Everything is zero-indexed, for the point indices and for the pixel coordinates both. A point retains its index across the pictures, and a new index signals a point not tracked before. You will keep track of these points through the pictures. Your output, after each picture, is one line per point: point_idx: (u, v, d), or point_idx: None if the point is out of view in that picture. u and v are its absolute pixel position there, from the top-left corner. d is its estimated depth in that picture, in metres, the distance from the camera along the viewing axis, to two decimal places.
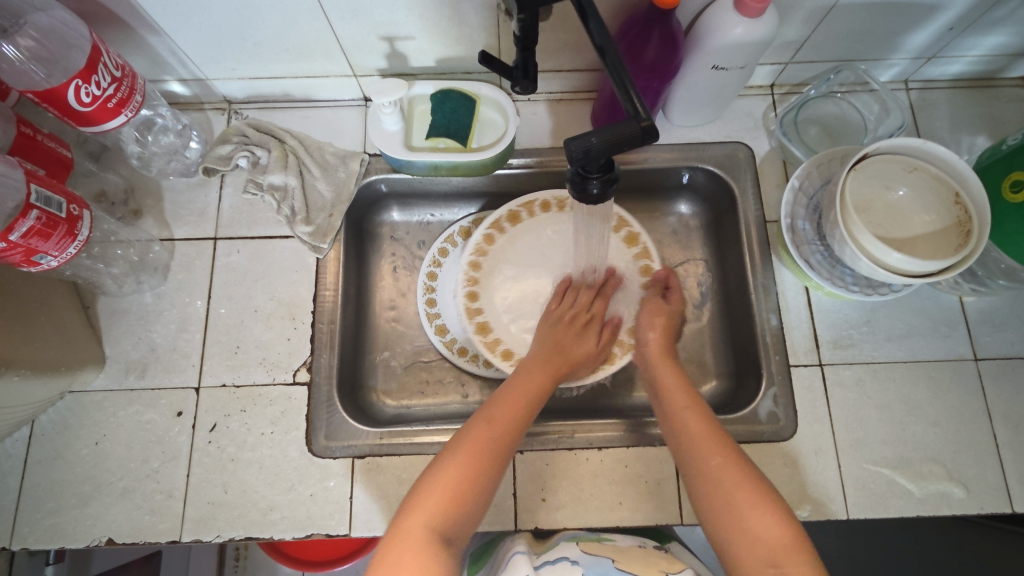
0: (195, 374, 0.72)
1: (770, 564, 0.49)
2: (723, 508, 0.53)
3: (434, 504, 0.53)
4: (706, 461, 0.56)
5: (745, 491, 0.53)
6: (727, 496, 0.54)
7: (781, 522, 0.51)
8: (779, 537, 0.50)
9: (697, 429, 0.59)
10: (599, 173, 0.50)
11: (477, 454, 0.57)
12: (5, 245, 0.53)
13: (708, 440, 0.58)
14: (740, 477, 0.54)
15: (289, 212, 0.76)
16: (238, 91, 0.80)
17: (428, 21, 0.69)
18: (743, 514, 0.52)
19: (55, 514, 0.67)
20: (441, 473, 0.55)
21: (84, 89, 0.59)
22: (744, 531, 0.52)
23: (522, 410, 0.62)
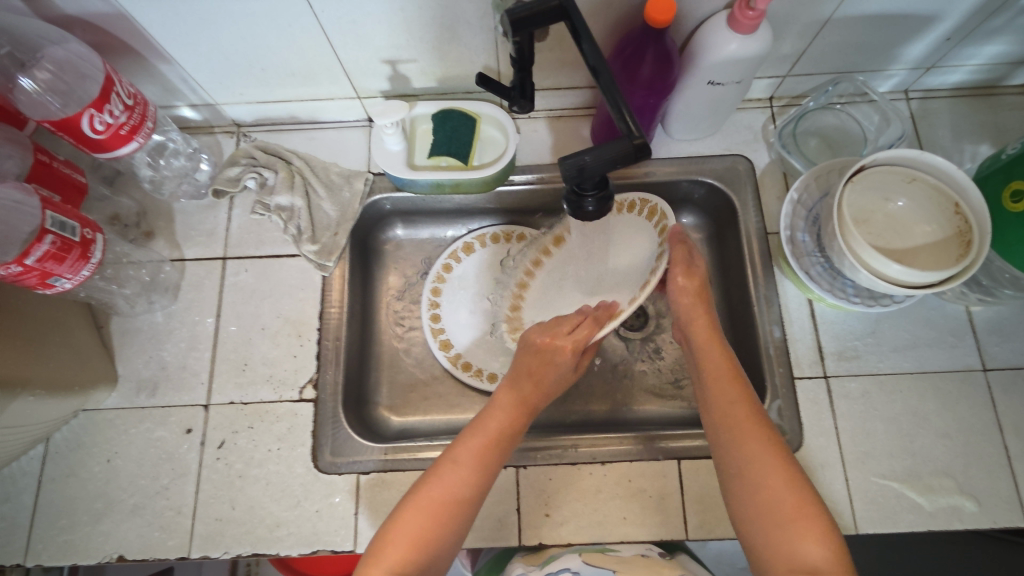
0: (203, 392, 0.74)
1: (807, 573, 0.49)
2: (767, 517, 0.52)
3: (465, 466, 0.56)
4: (751, 462, 0.54)
5: (790, 500, 0.51)
6: (769, 503, 0.52)
7: (823, 534, 0.50)
8: (816, 558, 0.49)
9: (747, 425, 0.56)
10: (593, 191, 0.51)
11: (505, 427, 0.59)
12: (21, 269, 0.55)
13: (754, 440, 0.55)
14: (785, 487, 0.52)
15: (295, 231, 0.78)
16: (247, 114, 0.82)
17: (428, 44, 0.70)
18: (787, 522, 0.51)
19: (68, 531, 0.69)
20: (473, 436, 0.58)
21: (98, 118, 0.61)
22: (786, 539, 0.50)
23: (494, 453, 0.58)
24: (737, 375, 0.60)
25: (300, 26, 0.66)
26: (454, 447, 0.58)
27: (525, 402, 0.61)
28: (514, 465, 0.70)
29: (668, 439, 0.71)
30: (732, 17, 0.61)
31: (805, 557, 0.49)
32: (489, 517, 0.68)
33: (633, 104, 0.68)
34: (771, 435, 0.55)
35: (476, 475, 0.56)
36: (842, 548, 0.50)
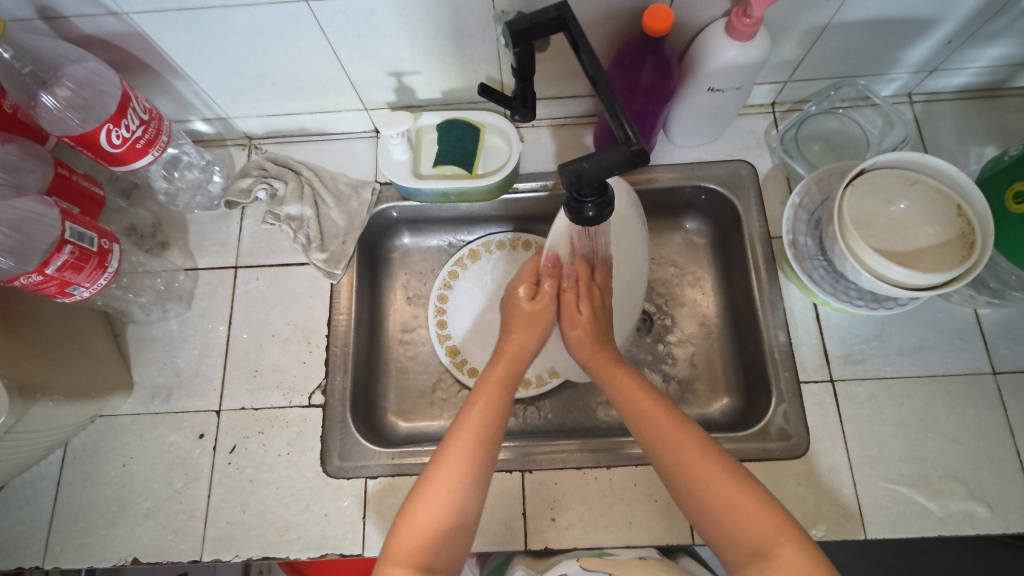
0: (216, 398, 0.76)
1: (757, 552, 0.48)
2: (712, 500, 0.52)
3: (448, 480, 0.55)
4: (683, 452, 0.54)
5: (727, 483, 0.52)
6: (705, 487, 0.52)
7: (764, 507, 0.50)
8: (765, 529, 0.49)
9: (667, 423, 0.57)
10: (593, 197, 0.52)
11: (484, 429, 0.58)
12: (41, 277, 0.57)
13: (679, 434, 0.56)
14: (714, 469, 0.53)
15: (305, 240, 0.80)
16: (258, 127, 0.85)
17: (432, 56, 0.72)
18: (723, 504, 0.51)
19: (84, 534, 0.70)
20: (449, 447, 0.57)
21: (115, 132, 0.63)
22: (730, 520, 0.50)
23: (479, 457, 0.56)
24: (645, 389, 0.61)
25: (307, 41, 0.68)
26: (436, 462, 0.56)
27: (497, 404, 0.61)
28: (520, 469, 0.70)
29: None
30: (730, 25, 0.62)
31: (754, 535, 0.49)
32: (494, 521, 0.69)
33: (632, 112, 0.68)
34: (690, 426, 0.57)
35: (465, 486, 0.55)
36: (789, 521, 0.49)
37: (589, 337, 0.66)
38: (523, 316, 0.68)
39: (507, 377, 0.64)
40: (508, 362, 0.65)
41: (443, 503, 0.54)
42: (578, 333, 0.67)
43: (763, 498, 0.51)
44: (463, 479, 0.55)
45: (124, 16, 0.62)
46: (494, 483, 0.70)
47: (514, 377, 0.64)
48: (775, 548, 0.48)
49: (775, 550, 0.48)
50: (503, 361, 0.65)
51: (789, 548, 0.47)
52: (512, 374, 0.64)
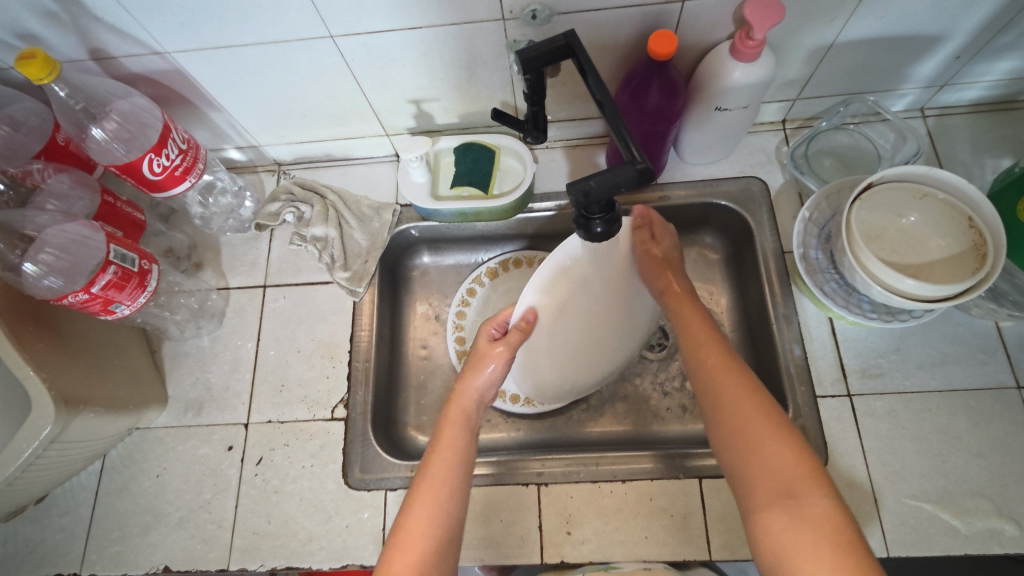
0: (244, 411, 0.79)
1: (786, 494, 0.48)
2: (745, 436, 0.52)
3: (425, 516, 0.55)
4: (725, 391, 0.55)
5: (762, 421, 0.52)
6: (743, 425, 0.53)
7: (795, 452, 0.50)
8: (793, 465, 0.49)
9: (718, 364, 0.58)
10: (601, 214, 0.54)
11: (450, 469, 0.58)
12: (87, 296, 0.61)
13: (723, 371, 0.57)
14: (753, 407, 0.53)
15: (329, 260, 0.83)
16: (287, 154, 0.90)
17: (449, 84, 0.76)
18: (753, 444, 0.51)
19: (119, 542, 0.74)
20: (420, 490, 0.56)
21: (156, 161, 0.68)
22: (762, 457, 0.50)
23: (449, 481, 0.57)
24: (703, 327, 0.63)
25: (332, 72, 0.72)
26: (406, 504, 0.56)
27: (458, 444, 0.60)
28: (536, 482, 0.71)
29: (675, 457, 0.71)
30: (734, 48, 0.64)
31: (784, 475, 0.49)
32: (511, 534, 0.70)
33: (638, 130, 0.71)
34: (734, 365, 0.57)
35: (438, 514, 0.55)
36: (818, 466, 0.49)
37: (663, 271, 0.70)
38: (476, 357, 0.68)
39: (463, 416, 0.63)
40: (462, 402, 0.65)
41: (426, 541, 0.53)
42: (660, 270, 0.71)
43: (797, 444, 0.50)
44: (438, 517, 0.55)
45: (166, 55, 0.68)
46: (511, 496, 0.71)
47: (471, 414, 0.64)
48: (801, 494, 0.48)
49: (801, 496, 0.47)
50: (457, 399, 0.65)
51: (818, 498, 0.47)
52: (469, 413, 0.64)
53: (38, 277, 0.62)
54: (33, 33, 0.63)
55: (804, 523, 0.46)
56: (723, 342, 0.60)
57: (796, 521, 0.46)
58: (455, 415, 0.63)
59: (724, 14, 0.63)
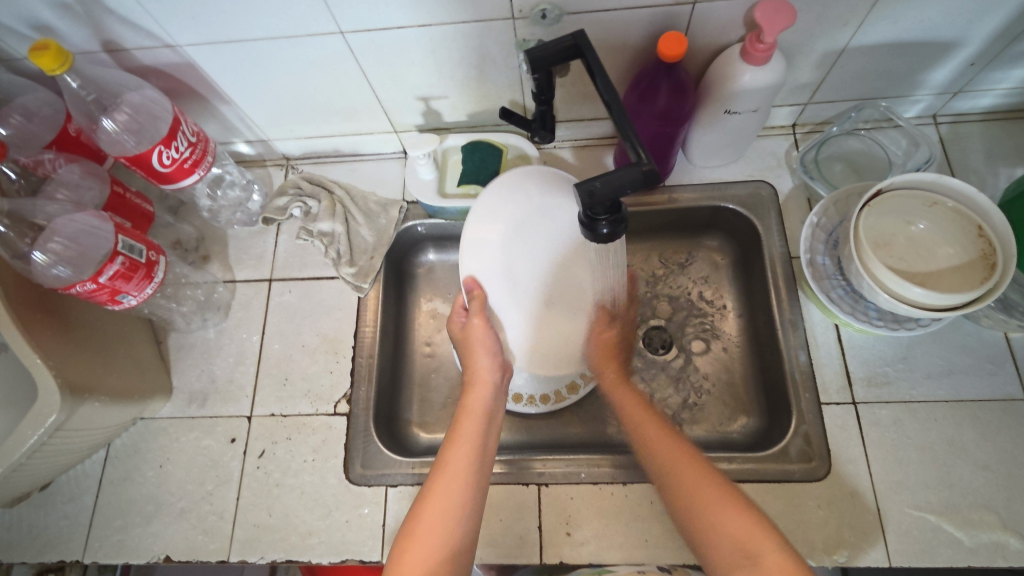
0: (248, 404, 0.79)
1: (744, 558, 0.50)
2: (702, 515, 0.54)
3: (437, 516, 0.54)
4: (670, 465, 0.58)
5: (716, 494, 0.55)
6: (693, 501, 0.55)
7: (747, 518, 0.52)
8: (744, 528, 0.52)
9: (659, 438, 0.61)
10: (606, 215, 0.54)
11: (468, 466, 0.57)
12: (95, 285, 0.61)
13: (667, 444, 0.60)
14: (700, 481, 0.56)
15: (335, 255, 0.84)
16: (295, 148, 0.90)
17: (458, 82, 0.76)
18: (708, 513, 0.54)
19: (122, 531, 0.74)
20: (432, 490, 0.56)
21: (166, 154, 0.68)
22: (719, 529, 0.53)
23: (466, 475, 0.57)
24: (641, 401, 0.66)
25: (342, 68, 0.73)
26: (421, 499, 0.56)
27: (474, 438, 0.60)
28: (535, 483, 0.71)
29: None
30: (745, 51, 0.64)
31: (739, 541, 0.51)
32: (510, 534, 0.70)
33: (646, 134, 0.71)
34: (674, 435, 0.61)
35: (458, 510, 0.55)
36: (771, 526, 0.52)
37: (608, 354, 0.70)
38: (469, 339, 0.66)
39: (479, 408, 0.63)
40: (479, 391, 0.64)
41: (435, 545, 0.53)
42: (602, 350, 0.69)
43: (751, 510, 0.53)
44: (453, 512, 0.55)
45: (177, 48, 0.68)
46: (511, 496, 0.71)
47: (488, 403, 0.64)
48: (760, 555, 0.50)
49: (762, 558, 0.49)
50: (474, 389, 0.65)
51: (774, 553, 0.50)
52: (484, 401, 0.64)
53: (47, 266, 0.63)
54: (46, 23, 0.64)
55: None
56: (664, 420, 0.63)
57: None
58: (472, 408, 0.63)
59: (734, 17, 0.63)
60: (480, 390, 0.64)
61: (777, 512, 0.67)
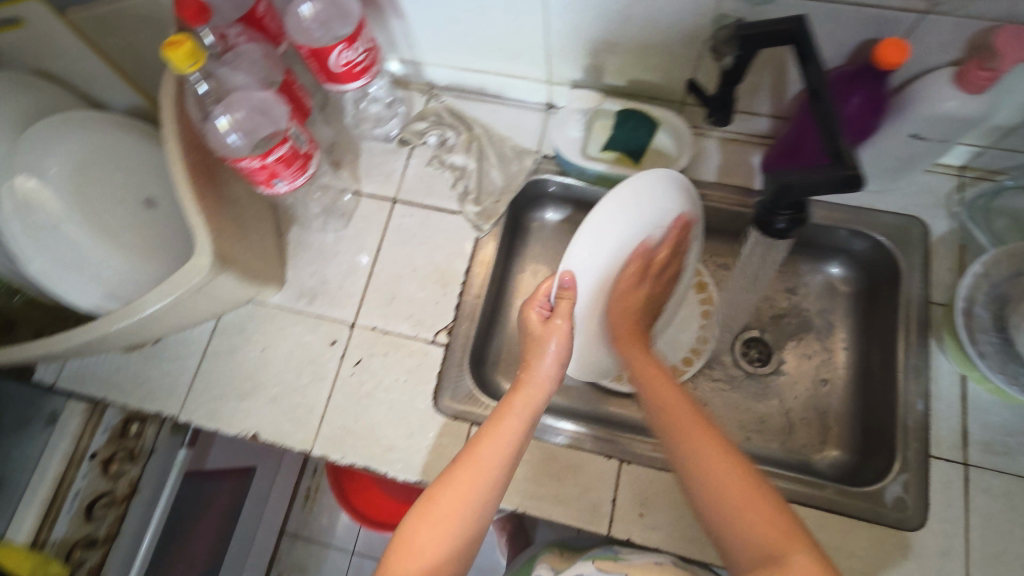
0: (352, 312, 0.81)
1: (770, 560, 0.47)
2: (723, 503, 0.51)
3: (458, 497, 0.54)
4: (693, 444, 0.54)
5: (745, 485, 0.51)
6: (716, 486, 0.52)
7: (776, 517, 0.49)
8: (773, 528, 0.49)
9: (679, 419, 0.56)
10: (788, 211, 0.53)
11: (495, 463, 0.56)
12: (259, 164, 0.62)
13: (691, 431, 0.55)
14: (727, 471, 0.52)
15: (463, 190, 0.86)
16: (443, 77, 0.90)
17: (634, 44, 0.74)
18: (734, 505, 0.51)
19: (217, 400, 0.78)
20: (459, 472, 0.55)
21: (344, 53, 0.68)
22: (743, 522, 0.50)
23: (490, 472, 0.55)
24: (659, 367, 0.62)
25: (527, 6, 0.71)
26: (437, 488, 0.55)
27: (510, 435, 0.57)
28: (619, 458, 0.72)
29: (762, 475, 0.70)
30: (961, 75, 0.60)
31: (765, 540, 0.48)
32: (584, 500, 0.71)
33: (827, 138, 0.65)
34: (698, 415, 0.56)
35: (470, 512, 0.53)
36: (804, 530, 0.49)
37: (628, 319, 0.68)
38: (540, 338, 0.65)
39: (529, 405, 0.60)
40: (527, 392, 0.62)
41: (449, 535, 0.52)
42: (625, 314, 0.68)
43: (778, 508, 0.50)
44: (478, 500, 0.54)
45: None
46: (590, 464, 0.72)
47: (535, 402, 0.61)
48: (791, 558, 0.46)
49: (788, 557, 0.47)
50: (527, 388, 0.62)
51: (802, 556, 0.46)
52: (533, 399, 0.61)
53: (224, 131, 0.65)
54: None
55: None
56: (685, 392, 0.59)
57: None
58: (519, 405, 0.60)
59: (957, 39, 0.60)
60: (530, 388, 0.62)
61: (859, 549, 0.66)
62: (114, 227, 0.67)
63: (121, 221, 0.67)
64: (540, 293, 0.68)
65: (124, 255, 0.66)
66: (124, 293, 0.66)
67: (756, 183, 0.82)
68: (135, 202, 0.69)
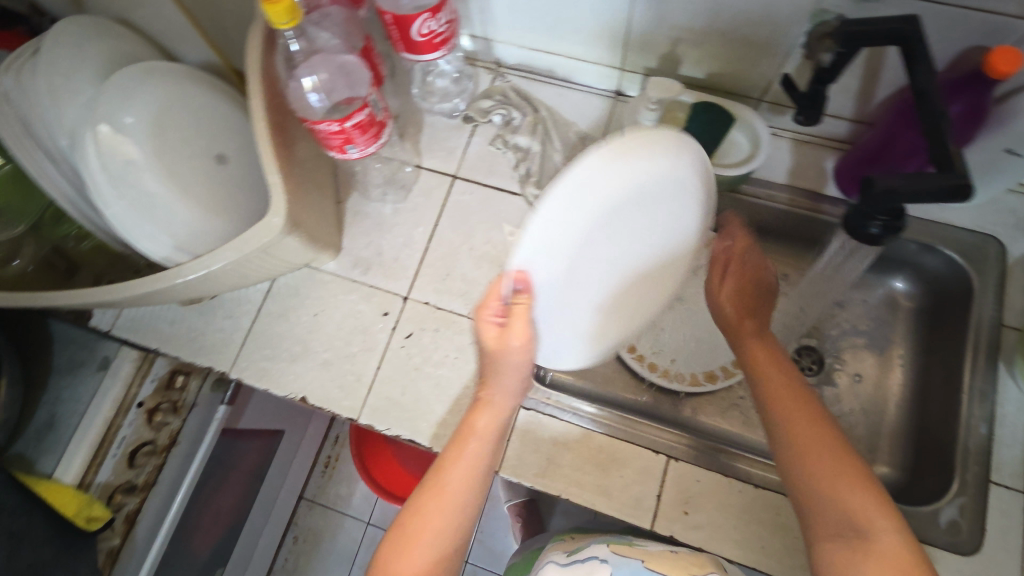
0: (406, 285, 0.81)
1: (857, 532, 0.51)
2: (816, 473, 0.54)
3: (432, 524, 0.56)
4: (791, 417, 0.58)
5: (843, 462, 0.54)
6: (808, 457, 0.55)
7: (868, 492, 0.52)
8: (863, 501, 0.52)
9: (781, 392, 0.60)
10: (884, 216, 0.52)
11: (462, 490, 0.58)
12: (337, 129, 0.61)
13: (792, 404, 0.59)
14: (824, 442, 0.55)
15: (525, 172, 0.85)
16: (512, 56, 0.89)
17: (719, 35, 0.72)
18: (828, 475, 0.54)
19: (268, 360, 0.79)
20: (427, 499, 0.57)
21: (426, 23, 0.67)
22: (834, 492, 0.53)
23: (459, 497, 0.57)
24: (766, 347, 0.65)
25: None
26: (412, 514, 0.57)
27: (475, 462, 0.59)
28: (665, 454, 0.71)
29: None
30: None
31: (854, 512, 0.51)
32: (628, 493, 0.70)
33: (924, 145, 0.63)
34: (800, 392, 0.60)
35: (444, 537, 0.56)
36: (893, 507, 0.52)
37: (740, 300, 0.70)
38: (496, 360, 0.59)
39: (489, 430, 0.61)
40: (488, 415, 0.62)
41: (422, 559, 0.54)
42: (737, 297, 0.70)
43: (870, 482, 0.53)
44: (445, 531, 0.56)
45: None
46: (638, 458, 0.72)
47: (496, 426, 0.62)
48: (875, 529, 0.50)
49: (874, 531, 0.50)
50: (484, 410, 0.62)
51: (888, 533, 0.50)
52: (495, 425, 0.61)
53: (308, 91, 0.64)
54: None
55: (874, 559, 0.49)
56: (787, 368, 0.63)
57: (868, 557, 0.49)
58: (481, 431, 0.61)
59: None
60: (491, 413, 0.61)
61: None
62: (187, 179, 0.67)
63: (194, 174, 0.68)
64: (489, 305, 0.56)
65: (196, 208, 0.67)
66: (191, 245, 0.67)
67: (827, 188, 0.80)
68: (208, 156, 0.70)
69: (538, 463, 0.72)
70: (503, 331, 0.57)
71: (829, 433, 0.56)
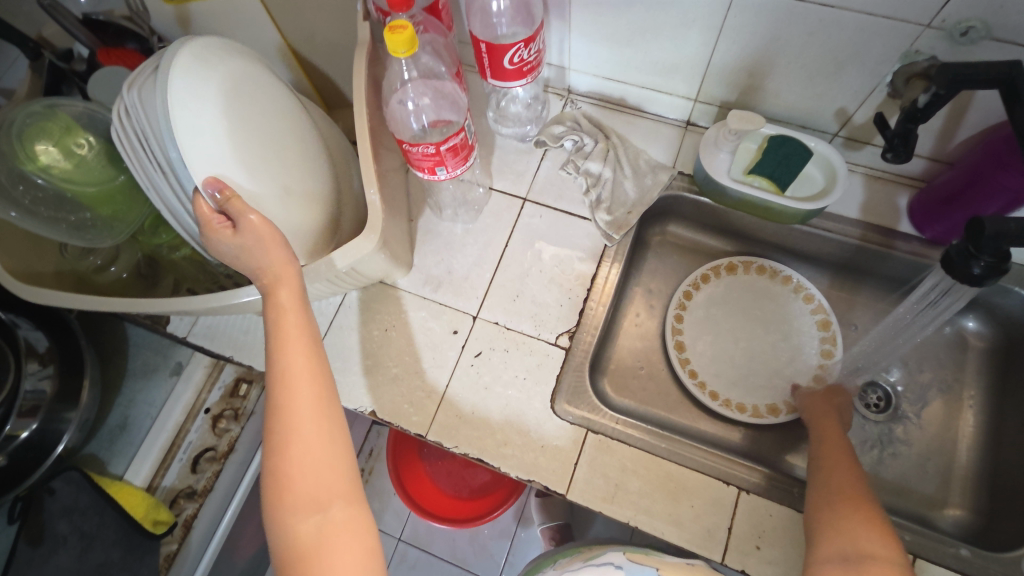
0: (476, 304, 0.83)
1: (849, 554, 0.53)
2: (828, 502, 0.59)
3: (303, 426, 0.53)
4: (828, 463, 0.65)
5: (857, 498, 0.58)
6: (828, 490, 0.61)
7: (875, 525, 0.55)
8: (870, 527, 0.55)
9: (826, 446, 0.68)
10: (989, 257, 0.51)
11: (312, 386, 0.54)
12: (433, 151, 0.63)
13: (832, 454, 0.66)
14: (850, 481, 0.61)
15: (595, 198, 0.86)
16: (585, 85, 0.91)
17: (802, 73, 0.73)
18: (840, 503, 0.58)
19: (338, 372, 0.80)
20: (282, 413, 0.53)
21: (520, 52, 0.69)
22: (837, 517, 0.57)
23: (314, 388, 0.54)
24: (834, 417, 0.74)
25: (701, 22, 0.71)
26: (274, 432, 0.53)
27: (311, 353, 0.56)
28: (737, 485, 0.71)
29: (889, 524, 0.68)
30: None
31: (850, 534, 0.55)
32: (699, 524, 0.70)
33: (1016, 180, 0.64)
34: (844, 446, 0.67)
35: (320, 435, 0.53)
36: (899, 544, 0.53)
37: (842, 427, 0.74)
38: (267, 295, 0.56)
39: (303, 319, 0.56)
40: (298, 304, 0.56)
41: (306, 462, 0.52)
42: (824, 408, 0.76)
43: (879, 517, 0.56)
44: (322, 430, 0.54)
45: None
46: (709, 488, 0.71)
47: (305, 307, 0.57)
48: (869, 551, 0.53)
49: (871, 552, 0.52)
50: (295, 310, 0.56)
51: (880, 556, 0.52)
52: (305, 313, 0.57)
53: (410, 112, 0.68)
54: None
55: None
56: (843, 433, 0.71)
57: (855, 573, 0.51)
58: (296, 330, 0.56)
59: None
60: (292, 316, 0.56)
61: None
62: (300, 167, 0.64)
63: (308, 162, 0.65)
64: (207, 217, 0.54)
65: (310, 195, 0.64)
66: (293, 245, 0.63)
67: (901, 224, 0.80)
68: (318, 158, 0.67)
69: (607, 488, 0.72)
70: (241, 227, 0.54)
71: (856, 477, 0.62)
